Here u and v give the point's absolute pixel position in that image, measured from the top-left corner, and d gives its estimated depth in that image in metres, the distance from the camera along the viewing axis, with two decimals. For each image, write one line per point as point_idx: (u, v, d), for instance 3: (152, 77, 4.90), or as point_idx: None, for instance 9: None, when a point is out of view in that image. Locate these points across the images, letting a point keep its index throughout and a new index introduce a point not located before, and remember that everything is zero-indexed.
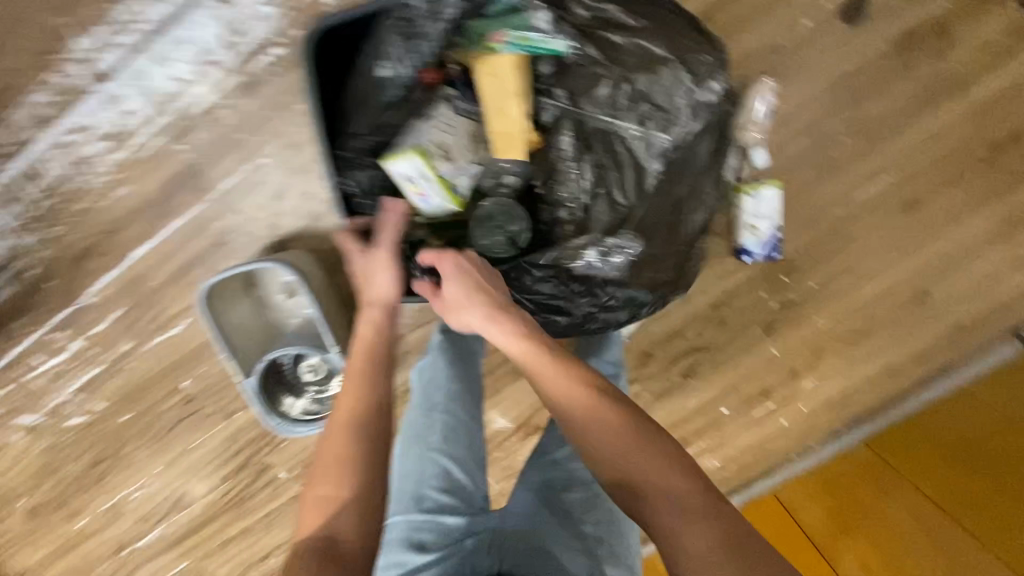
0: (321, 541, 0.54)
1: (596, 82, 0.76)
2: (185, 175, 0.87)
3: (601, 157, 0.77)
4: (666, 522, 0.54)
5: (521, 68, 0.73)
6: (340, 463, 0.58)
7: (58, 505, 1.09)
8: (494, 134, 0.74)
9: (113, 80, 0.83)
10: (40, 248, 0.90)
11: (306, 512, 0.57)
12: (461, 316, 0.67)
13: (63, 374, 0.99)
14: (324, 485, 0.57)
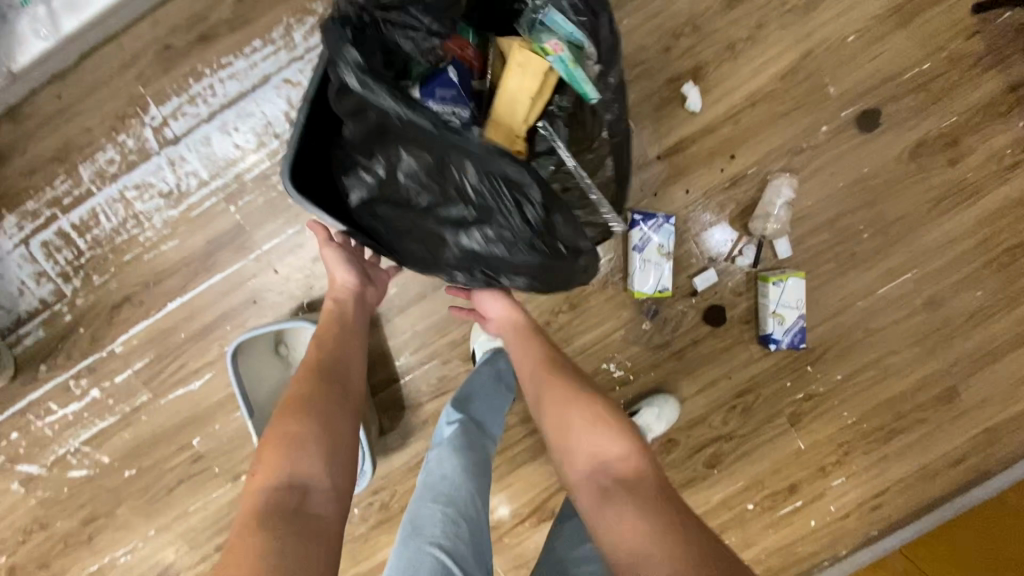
0: (287, 482, 0.58)
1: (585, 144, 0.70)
2: (231, 235, 0.91)
3: None
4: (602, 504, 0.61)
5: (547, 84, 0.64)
6: (310, 424, 0.63)
7: (39, 565, 1.02)
8: (493, 117, 0.64)
9: (178, 144, 0.88)
10: (82, 295, 0.93)
11: (265, 453, 0.61)
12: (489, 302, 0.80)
13: (76, 422, 0.97)
14: (292, 427, 0.62)
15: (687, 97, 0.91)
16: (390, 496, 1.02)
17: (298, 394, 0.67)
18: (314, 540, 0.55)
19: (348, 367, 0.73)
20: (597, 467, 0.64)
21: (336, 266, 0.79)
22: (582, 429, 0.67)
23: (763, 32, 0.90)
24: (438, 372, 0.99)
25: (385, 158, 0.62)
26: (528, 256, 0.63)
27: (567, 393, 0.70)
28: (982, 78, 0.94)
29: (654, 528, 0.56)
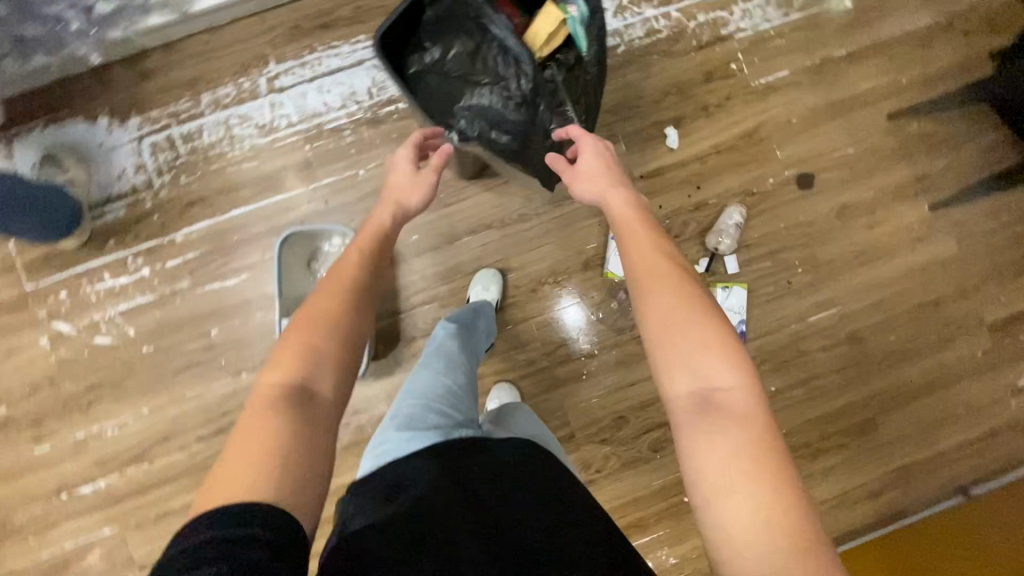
0: (295, 388, 0.56)
1: (576, 90, 0.82)
2: (300, 167, 1.15)
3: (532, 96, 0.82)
4: (694, 429, 0.54)
5: (558, 31, 0.81)
6: (325, 342, 0.59)
7: (34, 420, 1.13)
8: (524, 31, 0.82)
9: (282, 93, 1.15)
10: (165, 190, 1.14)
11: (279, 357, 0.57)
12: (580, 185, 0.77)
13: (118, 293, 1.13)
14: (313, 339, 0.58)
15: (668, 136, 1.19)
16: (368, 418, 1.15)
17: (318, 304, 0.62)
18: (308, 448, 0.53)
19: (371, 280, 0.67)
20: (699, 392, 0.56)
21: (425, 193, 0.77)
22: (696, 348, 0.58)
23: (730, 103, 1.21)
24: (435, 314, 1.17)
25: (440, 33, 0.82)
26: (517, 115, 0.80)
27: (681, 305, 0.61)
28: (896, 168, 1.22)
29: (750, 466, 0.51)
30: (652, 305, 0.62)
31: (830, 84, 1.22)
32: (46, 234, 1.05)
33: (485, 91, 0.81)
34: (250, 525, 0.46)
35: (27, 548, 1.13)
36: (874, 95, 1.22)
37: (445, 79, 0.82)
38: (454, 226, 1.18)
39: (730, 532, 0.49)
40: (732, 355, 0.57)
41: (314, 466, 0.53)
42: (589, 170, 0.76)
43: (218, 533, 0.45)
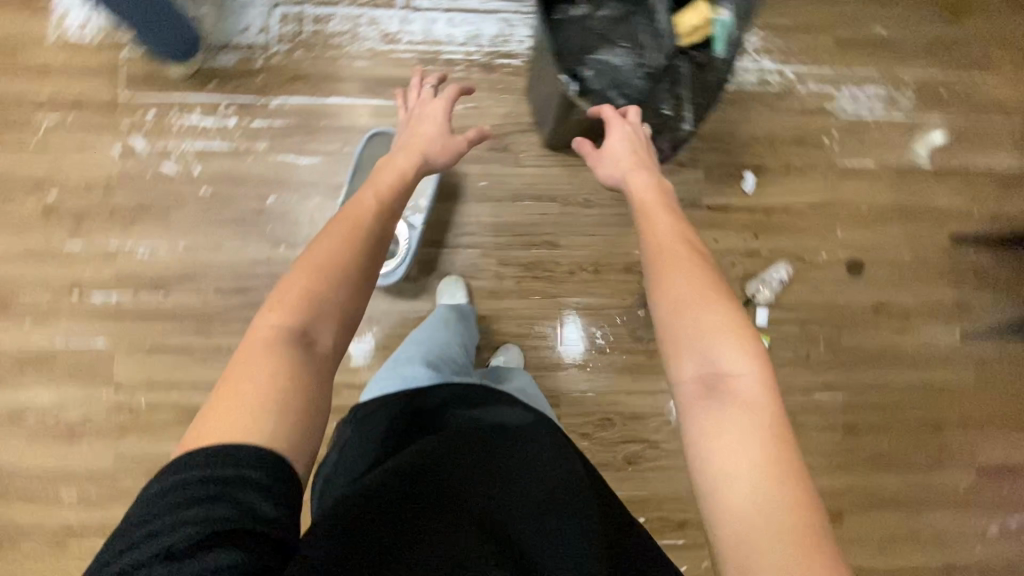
0: (295, 333, 0.58)
1: (698, 85, 0.86)
2: (404, 83, 1.20)
3: (658, 74, 0.86)
4: (699, 413, 0.55)
5: (703, 28, 0.82)
6: (325, 292, 0.61)
7: (78, 215, 1.17)
8: (674, 16, 0.84)
9: (414, 12, 1.21)
10: (277, 57, 1.19)
11: (282, 302, 0.59)
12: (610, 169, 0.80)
13: (199, 132, 1.18)
14: (315, 287, 0.61)
15: (745, 179, 1.24)
16: (378, 330, 1.18)
17: (320, 253, 0.63)
18: (304, 386, 0.55)
19: (378, 231, 0.70)
20: (705, 377, 0.57)
21: (449, 156, 0.91)
22: (702, 334, 0.58)
23: (811, 172, 1.26)
24: (475, 260, 1.21)
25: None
26: (637, 86, 0.87)
27: (696, 289, 0.61)
28: (941, 287, 1.26)
29: (759, 450, 0.51)
30: (666, 290, 0.63)
31: (906, 189, 1.27)
32: (166, 49, 1.12)
33: (621, 53, 0.87)
34: (240, 466, 0.48)
35: (24, 329, 1.16)
36: (942, 214, 1.27)
37: (587, 31, 0.88)
38: (521, 186, 1.22)
39: (736, 516, 0.49)
40: (744, 340, 0.57)
41: (309, 407, 0.55)
42: (615, 149, 0.81)
43: (202, 473, 0.47)
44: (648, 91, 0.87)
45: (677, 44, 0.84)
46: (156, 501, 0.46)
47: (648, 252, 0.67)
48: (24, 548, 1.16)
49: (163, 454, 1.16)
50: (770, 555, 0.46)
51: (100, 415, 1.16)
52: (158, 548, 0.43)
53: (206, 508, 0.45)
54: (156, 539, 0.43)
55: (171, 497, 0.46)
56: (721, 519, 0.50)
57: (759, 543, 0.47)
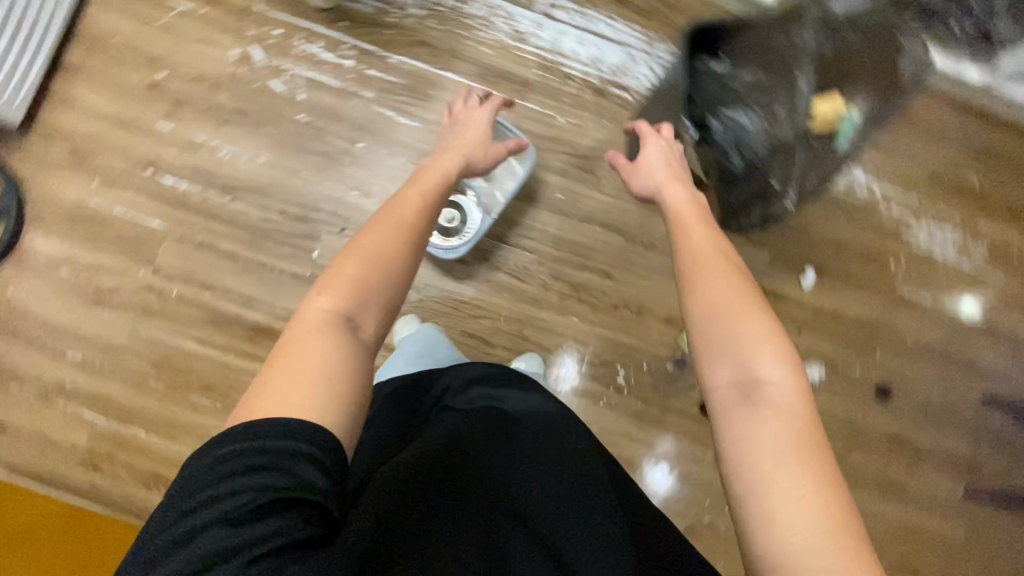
0: (341, 317, 0.62)
1: (809, 167, 0.94)
2: (518, 80, 1.23)
3: (784, 147, 0.91)
4: (735, 416, 0.59)
5: (835, 119, 0.90)
6: (371, 276, 0.67)
7: (177, 99, 1.21)
8: (815, 99, 0.90)
9: (550, 20, 1.24)
10: (411, 18, 1.23)
11: (330, 287, 0.65)
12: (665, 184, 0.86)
13: (315, 62, 1.22)
14: (360, 272, 0.67)
15: (805, 275, 1.26)
16: (416, 299, 1.20)
17: (366, 242, 0.71)
18: (349, 365, 0.58)
19: (419, 222, 0.78)
20: (741, 383, 0.61)
21: (487, 161, 1.00)
22: (738, 344, 0.63)
23: (868, 289, 1.27)
24: (528, 265, 1.22)
25: (743, 55, 0.92)
26: (762, 152, 0.91)
27: (734, 300, 0.67)
28: (960, 440, 1.26)
29: (797, 455, 0.55)
30: (701, 305, 0.68)
31: (954, 336, 1.28)
32: None
33: (755, 116, 0.90)
34: (288, 436, 0.50)
35: (90, 187, 1.19)
36: (980, 371, 1.28)
37: (726, 87, 0.91)
38: (594, 211, 1.23)
39: (773, 512, 0.53)
40: (782, 352, 0.62)
41: (352, 384, 0.58)
42: (648, 163, 0.90)
43: (255, 444, 0.49)
44: (769, 160, 0.91)
45: (812, 124, 0.90)
46: (204, 471, 0.48)
47: (687, 263, 0.74)
48: (14, 390, 1.17)
49: (174, 346, 1.17)
50: (812, 557, 0.50)
51: (130, 289, 1.18)
52: (215, 514, 0.45)
53: (258, 477, 0.47)
54: (213, 507, 0.46)
55: (218, 470, 0.47)
56: (760, 518, 0.53)
57: (796, 539, 0.51)
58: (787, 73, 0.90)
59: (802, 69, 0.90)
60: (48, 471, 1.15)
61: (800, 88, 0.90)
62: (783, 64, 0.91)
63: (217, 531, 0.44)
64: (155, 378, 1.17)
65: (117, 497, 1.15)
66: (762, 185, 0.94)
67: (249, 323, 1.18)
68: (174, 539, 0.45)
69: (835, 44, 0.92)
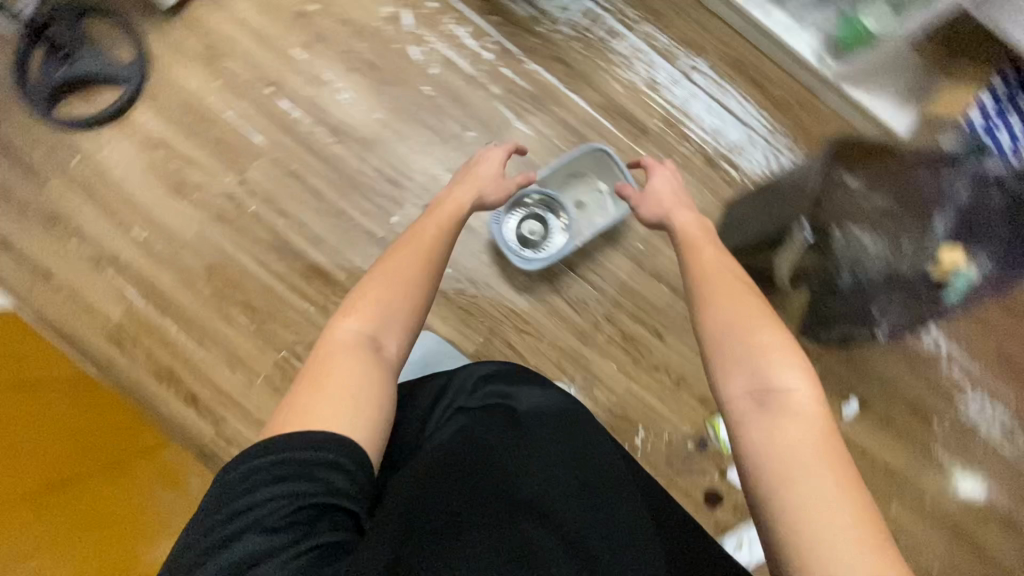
0: (368, 338, 0.71)
1: (908, 304, 0.96)
2: (639, 125, 1.24)
3: (895, 278, 0.93)
4: (768, 430, 0.62)
5: (958, 271, 0.90)
6: (391, 302, 0.75)
7: (319, 33, 1.24)
8: (945, 244, 0.91)
9: (687, 80, 1.25)
10: (558, 35, 1.25)
11: (355, 313, 0.74)
12: (676, 211, 0.94)
13: (457, 44, 1.24)
14: (382, 299, 0.75)
15: (846, 403, 1.25)
16: (472, 294, 1.21)
17: (384, 273, 0.79)
18: (370, 380, 0.67)
19: (436, 251, 0.84)
20: (757, 392, 0.65)
21: (494, 198, 0.98)
22: (751, 360, 0.67)
23: (903, 439, 1.25)
24: (587, 300, 1.21)
25: (883, 182, 0.96)
26: (871, 274, 0.93)
27: (744, 313, 0.72)
28: None
29: (827, 465, 0.58)
30: (720, 324, 0.72)
31: (972, 516, 1.25)
32: None
33: (877, 240, 0.93)
34: (314, 447, 0.58)
35: (211, 84, 1.22)
36: (990, 560, 1.24)
37: (857, 204, 0.95)
38: (668, 271, 1.21)
39: (802, 512, 0.56)
40: (794, 368, 0.66)
41: (375, 395, 0.66)
42: (659, 186, 0.97)
43: (283, 459, 0.57)
44: (875, 285, 0.94)
45: (932, 267, 0.91)
46: (238, 485, 0.57)
47: (701, 287, 0.78)
48: (74, 245, 1.19)
49: (231, 258, 1.19)
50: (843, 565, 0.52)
51: (211, 191, 1.20)
52: (251, 521, 0.55)
53: (285, 489, 0.56)
54: (250, 514, 0.55)
55: (248, 485, 0.57)
56: (798, 530, 0.55)
57: (832, 546, 0.53)
58: (923, 210, 0.93)
59: (941, 212, 0.92)
60: (76, 332, 1.18)
61: (932, 229, 0.92)
62: (922, 202, 0.94)
63: (255, 534, 0.54)
64: (204, 281, 1.18)
65: (130, 380, 1.17)
66: (858, 304, 0.97)
67: (308, 262, 1.19)
68: (216, 543, 0.54)
69: (984, 201, 0.92)
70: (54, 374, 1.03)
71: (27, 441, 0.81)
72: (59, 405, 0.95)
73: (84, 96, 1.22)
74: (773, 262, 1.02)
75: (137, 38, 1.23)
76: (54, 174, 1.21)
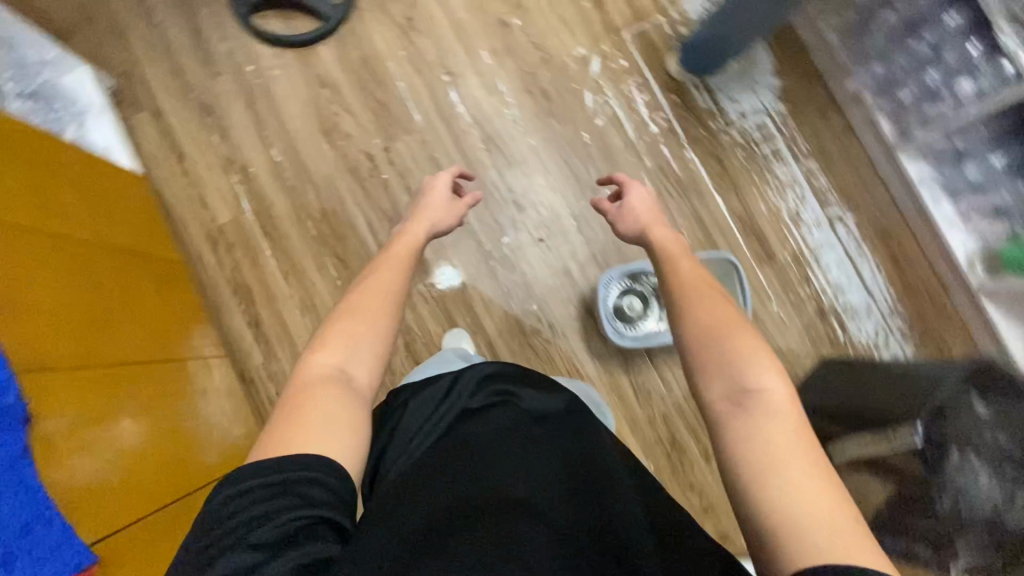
0: (339, 372, 0.68)
1: None
2: (767, 250, 1.24)
3: (996, 536, 0.81)
4: (741, 425, 0.57)
5: None
6: (358, 331, 0.73)
7: (512, 44, 1.27)
8: None
9: (829, 228, 1.25)
10: (726, 137, 1.26)
11: (323, 349, 0.70)
12: (654, 228, 0.89)
13: (630, 107, 1.26)
14: (348, 330, 0.73)
15: None
16: (546, 339, 1.21)
17: (348, 307, 0.77)
18: (343, 411, 0.63)
19: (394, 281, 0.83)
20: (735, 392, 0.60)
21: (438, 227, 1.00)
22: (730, 364, 0.62)
23: None
24: (653, 392, 1.19)
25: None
26: (965, 514, 0.82)
27: (725, 317, 0.67)
28: None
29: (806, 453, 0.54)
30: (691, 328, 0.68)
31: None
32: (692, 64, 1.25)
33: (992, 480, 0.81)
34: (302, 465, 0.56)
35: (396, 50, 1.26)
36: None
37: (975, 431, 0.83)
38: None
39: (784, 507, 0.51)
40: (767, 360, 0.61)
41: (348, 429, 0.63)
42: (637, 206, 0.95)
43: (273, 480, 0.54)
44: (969, 530, 0.82)
45: None
46: (227, 506, 0.53)
47: (679, 291, 0.73)
48: (213, 140, 1.23)
49: (345, 211, 1.22)
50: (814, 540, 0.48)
51: (354, 143, 1.24)
52: (241, 539, 0.51)
53: (283, 501, 0.53)
54: (239, 532, 0.51)
55: (239, 501, 0.53)
56: (765, 503, 0.52)
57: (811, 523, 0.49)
58: None
59: None
60: (181, 218, 1.21)
61: None
62: None
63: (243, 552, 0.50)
64: (313, 222, 1.21)
65: (209, 281, 1.19)
66: (938, 536, 0.86)
67: None
68: (206, 559, 0.50)
69: None
70: (132, 247, 1.02)
71: (100, 332, 0.81)
72: (126, 282, 0.93)
73: (280, 12, 1.26)
74: (848, 438, 0.98)
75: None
76: (224, 70, 1.25)
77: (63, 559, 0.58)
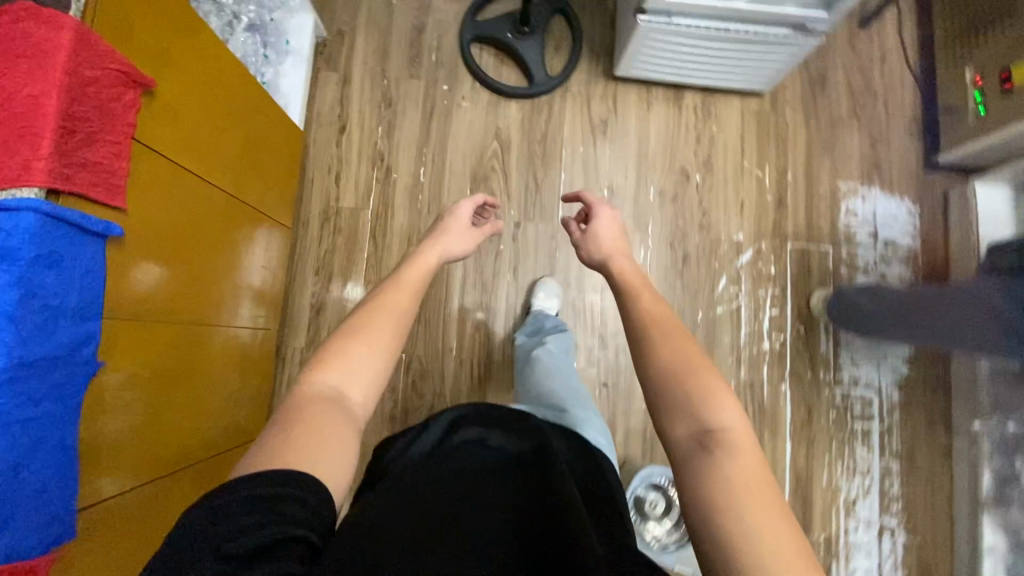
0: (332, 394, 0.55)
1: None
2: (806, 521, 1.17)
3: None
4: (699, 472, 0.46)
5: None
6: (363, 347, 0.58)
7: (681, 196, 1.25)
8: None
9: (876, 536, 1.17)
10: (828, 394, 1.21)
11: (317, 368, 0.56)
12: (612, 257, 0.72)
13: (754, 315, 1.22)
14: (349, 346, 0.58)
15: None
16: None
17: (354, 318, 0.61)
18: (337, 435, 0.51)
19: (400, 290, 0.66)
20: (698, 438, 0.48)
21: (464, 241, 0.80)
22: (687, 400, 0.50)
23: None
24: None
25: None
26: None
27: (685, 348, 0.55)
28: None
29: (765, 501, 0.43)
30: (656, 363, 0.54)
31: None
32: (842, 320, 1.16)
33: None
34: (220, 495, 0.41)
35: (577, 144, 1.26)
36: None
37: None
38: None
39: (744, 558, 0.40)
40: (721, 393, 0.50)
41: (337, 451, 0.50)
42: (602, 235, 0.75)
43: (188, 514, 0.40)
44: None
45: None
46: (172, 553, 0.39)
47: (638, 315, 0.60)
48: (376, 130, 1.25)
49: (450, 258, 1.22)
50: None
51: None
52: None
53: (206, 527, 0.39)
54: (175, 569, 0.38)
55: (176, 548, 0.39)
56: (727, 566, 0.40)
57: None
58: None
59: None
60: (311, 181, 1.23)
61: None
62: None
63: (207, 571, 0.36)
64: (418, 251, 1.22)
65: (301, 250, 1.21)
66: None
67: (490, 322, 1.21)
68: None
69: None
70: (263, 208, 1.04)
71: (194, 286, 0.81)
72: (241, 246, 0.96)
73: (498, 53, 1.28)
74: None
75: (573, 56, 1.25)
76: (422, 76, 1.26)
77: (48, 534, 0.55)
